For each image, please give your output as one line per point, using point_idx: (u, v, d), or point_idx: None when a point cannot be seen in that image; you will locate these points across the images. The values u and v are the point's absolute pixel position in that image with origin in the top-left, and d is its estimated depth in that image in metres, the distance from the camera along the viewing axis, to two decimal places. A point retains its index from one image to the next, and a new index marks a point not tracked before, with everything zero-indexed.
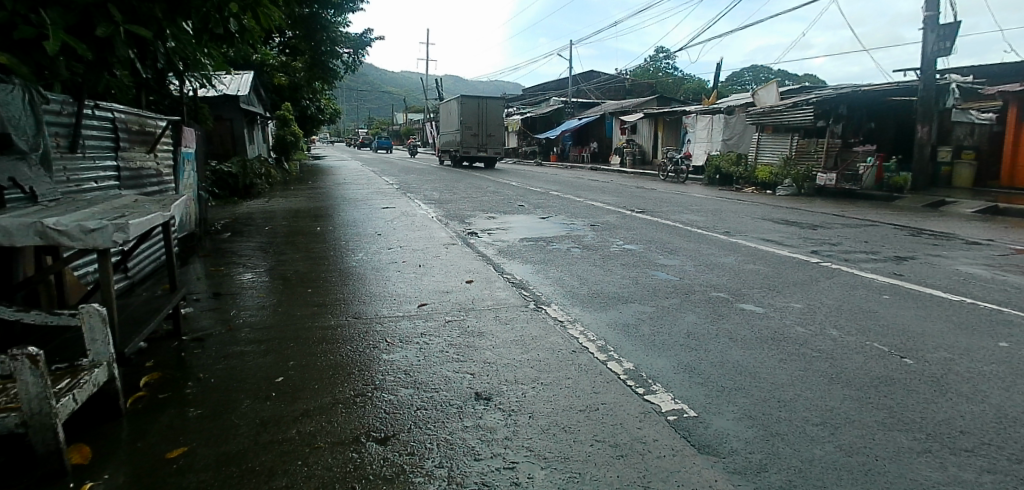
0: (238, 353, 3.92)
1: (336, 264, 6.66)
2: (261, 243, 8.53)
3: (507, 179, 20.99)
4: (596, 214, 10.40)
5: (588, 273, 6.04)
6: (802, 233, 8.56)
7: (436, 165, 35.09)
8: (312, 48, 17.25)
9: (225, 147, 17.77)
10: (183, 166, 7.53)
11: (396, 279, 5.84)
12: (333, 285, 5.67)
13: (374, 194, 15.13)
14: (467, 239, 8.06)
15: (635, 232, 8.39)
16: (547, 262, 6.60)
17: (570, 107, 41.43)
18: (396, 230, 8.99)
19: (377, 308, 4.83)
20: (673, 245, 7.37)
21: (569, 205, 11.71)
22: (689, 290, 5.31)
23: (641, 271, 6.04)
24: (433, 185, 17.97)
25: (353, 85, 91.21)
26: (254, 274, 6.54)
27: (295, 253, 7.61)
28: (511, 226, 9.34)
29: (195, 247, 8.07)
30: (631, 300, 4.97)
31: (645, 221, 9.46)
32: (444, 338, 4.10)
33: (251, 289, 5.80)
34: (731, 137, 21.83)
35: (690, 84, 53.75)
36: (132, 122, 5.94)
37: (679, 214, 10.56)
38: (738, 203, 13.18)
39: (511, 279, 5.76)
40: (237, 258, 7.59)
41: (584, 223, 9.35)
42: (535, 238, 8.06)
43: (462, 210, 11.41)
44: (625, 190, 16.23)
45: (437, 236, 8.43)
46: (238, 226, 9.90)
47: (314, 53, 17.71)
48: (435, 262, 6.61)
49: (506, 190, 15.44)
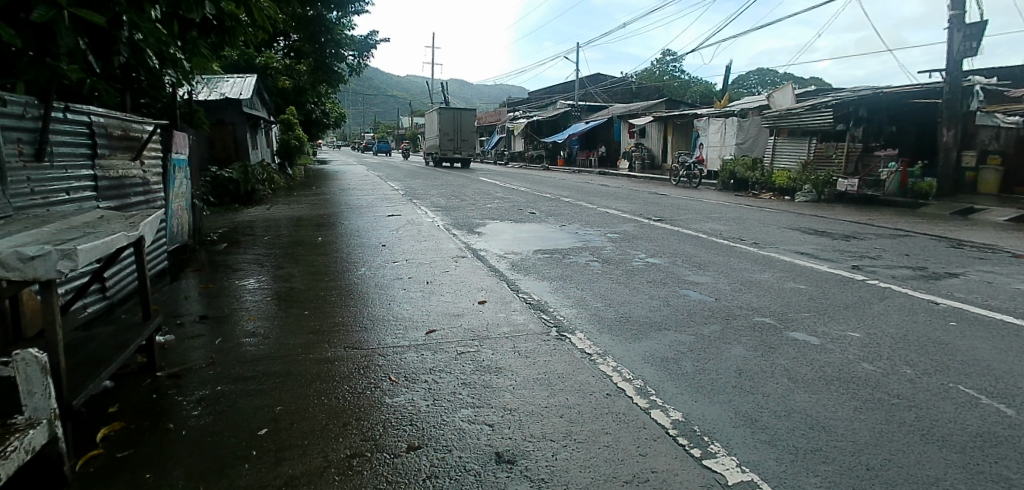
0: (218, 396, 3.37)
1: (336, 281, 6.11)
2: (258, 255, 8.01)
3: (514, 184, 20.43)
4: (612, 223, 9.83)
5: (614, 292, 5.46)
6: (836, 245, 7.98)
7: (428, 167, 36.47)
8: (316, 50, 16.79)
9: (226, 152, 17.30)
10: (174, 174, 7.01)
11: (401, 300, 5.27)
12: (332, 306, 5.12)
13: (379, 200, 14.63)
14: (476, 252, 7.53)
15: (657, 244, 7.82)
16: (566, 279, 6.02)
17: (577, 110, 40.93)
18: (401, 241, 8.45)
19: (379, 336, 4.27)
20: (702, 260, 6.78)
21: (580, 213, 11.21)
22: (730, 315, 4.71)
23: (672, 290, 5.47)
24: (439, 190, 17.48)
25: (358, 89, 91.10)
26: (247, 291, 6.01)
27: (294, 267, 7.08)
28: (523, 236, 8.79)
29: (187, 259, 7.55)
30: (665, 328, 4.39)
31: (665, 231, 8.90)
32: (456, 375, 3.54)
33: (243, 309, 5.26)
34: (745, 141, 21.23)
35: (698, 87, 53.08)
36: (115, 127, 5.43)
37: (700, 223, 10.00)
38: (757, 210, 12.60)
39: (528, 299, 5.21)
40: (232, 272, 7.07)
41: (600, 233, 8.80)
42: (549, 251, 7.50)
43: (470, 218, 10.87)
44: (637, 196, 15.71)
45: (445, 247, 7.89)
46: (236, 235, 9.39)
47: (317, 56, 17.19)
48: (443, 279, 6.04)
49: (514, 196, 14.92)
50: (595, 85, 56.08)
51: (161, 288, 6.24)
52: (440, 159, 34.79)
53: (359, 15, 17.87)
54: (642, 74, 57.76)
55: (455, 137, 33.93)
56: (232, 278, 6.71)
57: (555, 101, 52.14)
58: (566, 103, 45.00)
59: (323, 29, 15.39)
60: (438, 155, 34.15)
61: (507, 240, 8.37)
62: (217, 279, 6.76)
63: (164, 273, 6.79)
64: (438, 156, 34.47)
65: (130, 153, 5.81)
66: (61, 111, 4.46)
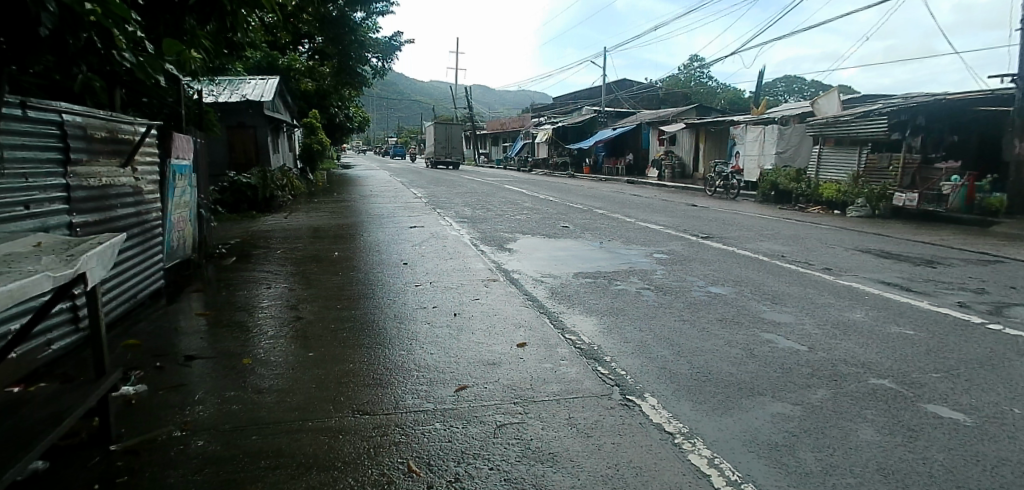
0: (181, 485, 2.50)
1: (351, 310, 5.27)
2: (267, 272, 7.19)
3: (542, 192, 19.50)
4: (656, 240, 8.91)
5: (680, 334, 4.51)
6: (921, 272, 6.93)
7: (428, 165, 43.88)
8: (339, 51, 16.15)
9: (245, 156, 16.65)
10: (174, 182, 6.26)
11: (425, 339, 4.38)
12: (344, 347, 4.25)
13: (400, 209, 13.88)
14: (508, 273, 6.68)
15: (713, 267, 6.90)
16: (619, 314, 5.09)
17: (603, 116, 40.10)
18: (425, 258, 7.61)
19: (398, 396, 3.38)
20: (773, 290, 5.81)
21: (617, 227, 10.30)
22: (837, 374, 3.74)
23: (751, 333, 4.51)
24: (464, 198, 16.71)
25: (382, 94, 91.83)
26: (250, 318, 5.20)
27: (305, 288, 6.26)
28: (560, 254, 7.88)
29: (188, 276, 6.76)
30: (759, 392, 3.46)
31: (717, 251, 7.96)
32: (497, 465, 2.63)
33: (239, 344, 4.43)
34: (786, 150, 19.95)
35: (728, 94, 51.79)
36: (97, 128, 4.65)
37: (754, 242, 9.00)
38: (804, 225, 11.63)
39: (576, 343, 4.28)
40: (237, 291, 6.28)
41: (645, 252, 7.89)
42: (591, 274, 6.60)
43: (500, 231, 10.02)
44: (673, 207, 14.81)
45: (473, 267, 7.03)
46: (247, 248, 8.65)
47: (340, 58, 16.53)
48: (475, 311, 5.15)
49: (543, 206, 14.07)
50: (621, 91, 55.15)
51: (154, 312, 5.44)
52: (437, 162, 44.20)
53: (383, 16, 17.20)
54: (669, 80, 56.63)
55: (448, 146, 44.11)
56: (236, 300, 5.91)
57: (580, 107, 51.44)
58: (592, 109, 44.16)
59: (349, 31, 14.65)
60: (433, 158, 43.32)
61: (540, 259, 7.50)
62: (220, 299, 5.97)
63: (160, 293, 6.01)
64: (434, 160, 43.73)
65: (118, 157, 5.02)
66: (18, 107, 3.63)
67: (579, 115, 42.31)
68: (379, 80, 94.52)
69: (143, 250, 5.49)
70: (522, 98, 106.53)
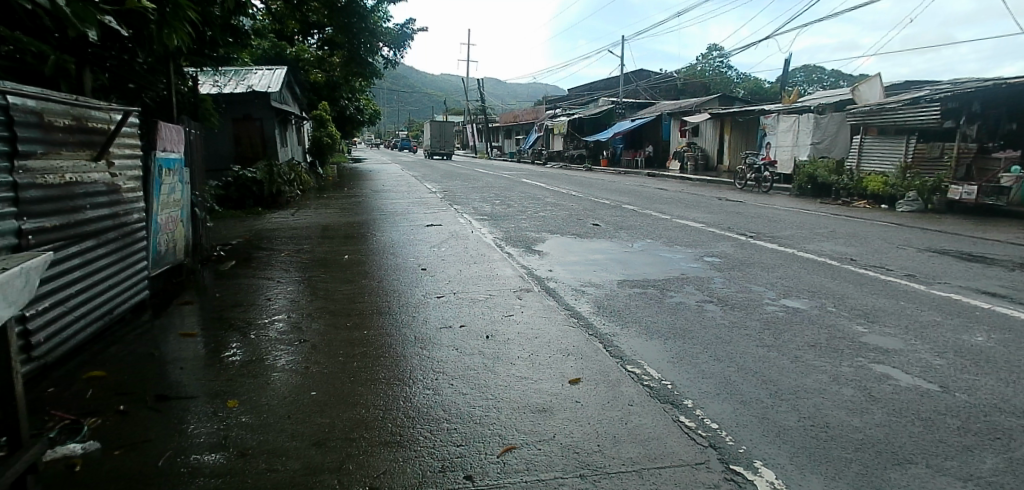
0: None
1: (365, 330, 4.44)
2: (269, 281, 6.37)
3: (563, 186, 18.61)
4: (702, 240, 8.05)
5: (770, 369, 3.60)
6: (1021, 280, 5.95)
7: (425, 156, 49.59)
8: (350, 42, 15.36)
9: (254, 149, 15.94)
10: (160, 178, 5.46)
11: (453, 372, 3.55)
12: (355, 383, 3.43)
13: (416, 206, 13.05)
14: (543, 281, 5.86)
15: (778, 273, 6.03)
16: (684, 337, 4.19)
17: (621, 107, 39.00)
18: (446, 263, 6.79)
19: (421, 464, 2.53)
20: (864, 305, 4.87)
21: (653, 225, 9.44)
22: (999, 430, 2.82)
23: (859, 366, 3.62)
24: (482, 194, 15.85)
25: (395, 88, 91.78)
26: (245, 339, 4.40)
27: (312, 299, 5.47)
28: (597, 259, 7.00)
29: (180, 286, 5.97)
30: (907, 459, 2.57)
31: (775, 254, 7.02)
32: None
33: (228, 376, 3.63)
34: (822, 140, 18.95)
35: (748, 84, 50.34)
36: (59, 117, 3.85)
37: (812, 242, 8.04)
38: (846, 221, 10.76)
39: (643, 379, 3.41)
40: (234, 304, 5.49)
41: (693, 256, 6.98)
42: (638, 284, 5.70)
43: (525, 230, 9.16)
44: (706, 202, 13.87)
45: (502, 274, 6.20)
46: (249, 251, 7.85)
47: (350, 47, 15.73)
48: (509, 332, 4.29)
49: (567, 202, 13.20)
50: (638, 82, 53.82)
51: (134, 331, 4.66)
52: (433, 153, 50.56)
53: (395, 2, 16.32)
54: (687, 70, 55.21)
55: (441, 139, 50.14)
56: (232, 314, 5.14)
57: (596, 99, 50.37)
58: (609, 100, 43.05)
59: (359, 18, 13.82)
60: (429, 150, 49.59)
61: (575, 264, 6.70)
62: (214, 314, 5.19)
63: (144, 306, 5.23)
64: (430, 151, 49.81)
65: (86, 150, 4.23)
66: None
67: (596, 107, 41.36)
68: (391, 73, 93.89)
69: (121, 259, 4.70)
70: (536, 90, 105.37)
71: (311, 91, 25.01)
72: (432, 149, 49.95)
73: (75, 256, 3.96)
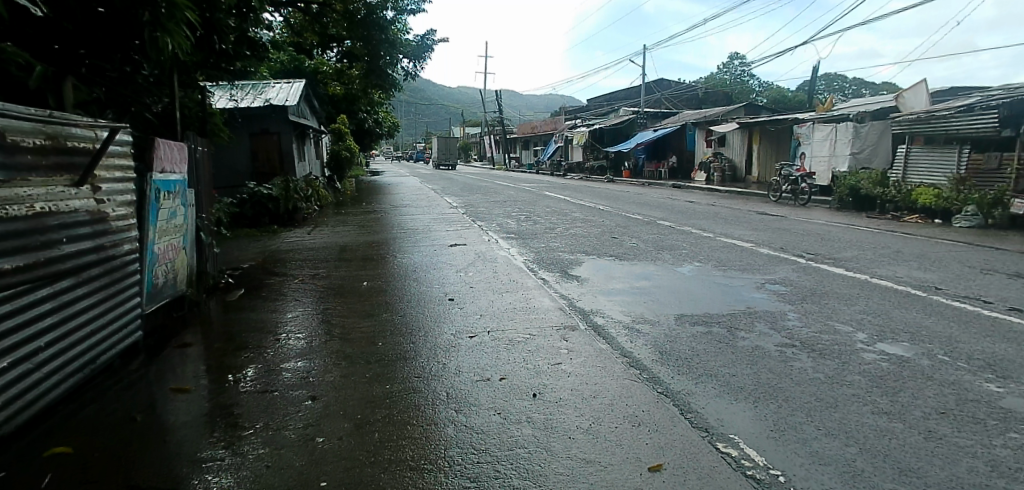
0: None
1: (388, 385, 3.72)
2: (282, 315, 5.71)
3: (588, 200, 17.92)
4: (757, 263, 7.27)
5: (902, 450, 2.83)
6: None
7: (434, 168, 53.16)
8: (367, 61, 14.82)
9: (271, 164, 15.50)
10: (157, 202, 4.84)
11: (500, 452, 2.82)
12: (376, 468, 2.71)
13: (438, 222, 12.40)
14: (588, 316, 5.12)
15: (857, 306, 5.25)
16: (777, 398, 3.41)
17: (643, 117, 38.15)
18: (477, 292, 6.10)
19: None
20: (984, 353, 4.04)
21: (694, 244, 8.70)
22: None
23: (1018, 446, 2.84)
24: (505, 208, 15.19)
25: (412, 100, 92.16)
26: (246, 395, 3.72)
27: (328, 339, 4.79)
28: (644, 287, 6.23)
29: (183, 323, 5.36)
30: None
31: (846, 282, 6.19)
32: None
33: (221, 452, 2.94)
34: (863, 150, 17.98)
35: (771, 93, 49.32)
36: (28, 137, 3.26)
37: (879, 265, 7.22)
38: (901, 237, 9.94)
39: (745, 467, 2.66)
40: (239, 345, 4.83)
41: (754, 284, 6.18)
42: (701, 321, 4.92)
43: (558, 251, 8.44)
44: (745, 217, 13.01)
45: (540, 305, 5.50)
46: (262, 277, 7.23)
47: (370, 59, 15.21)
48: (561, 389, 3.55)
49: (597, 218, 12.45)
50: (658, 91, 53.01)
51: (123, 382, 4.03)
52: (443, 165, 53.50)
53: (415, 13, 15.79)
54: (709, 79, 54.27)
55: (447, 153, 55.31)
56: (236, 359, 4.48)
57: (615, 109, 49.75)
58: (629, 111, 42.37)
59: (379, 29, 13.25)
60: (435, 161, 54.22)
61: (619, 293, 5.98)
62: (217, 358, 4.53)
63: (139, 350, 4.61)
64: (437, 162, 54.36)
65: (66, 175, 3.65)
66: None
67: (616, 118, 40.70)
68: (409, 85, 94.10)
69: (107, 299, 4.06)
70: (553, 100, 104.94)
71: (329, 104, 24.67)
72: (439, 159, 54.61)
73: (45, 300, 3.32)
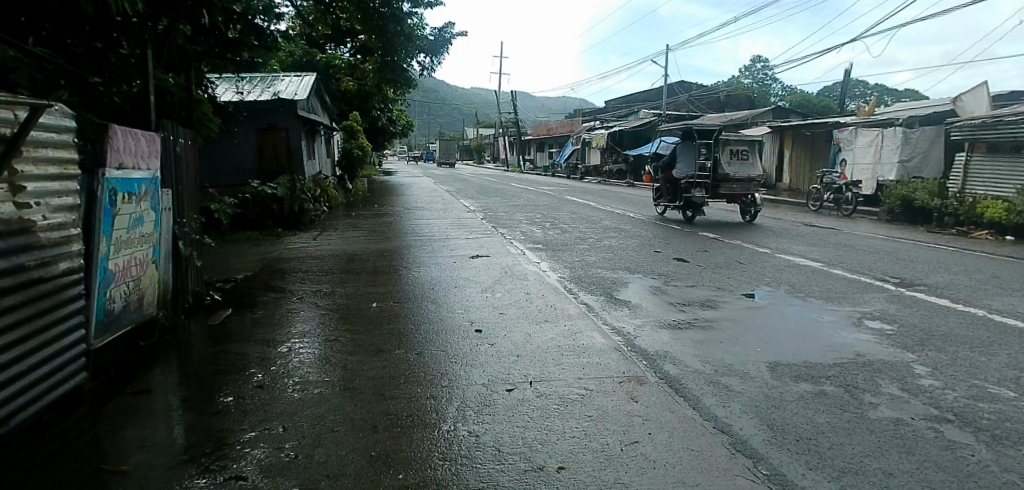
0: None
1: (400, 475, 2.63)
2: (269, 345, 4.65)
3: (614, 206, 16.77)
4: (837, 289, 6.12)
5: None
6: None
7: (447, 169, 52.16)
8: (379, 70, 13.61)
9: (278, 161, 14.57)
10: (112, 205, 3.81)
11: None
12: None
13: (455, 228, 11.41)
14: (655, 363, 4.01)
15: (998, 357, 4.09)
16: None
17: (664, 120, 36.91)
18: (508, 321, 5.02)
19: None
20: None
21: (751, 262, 7.58)
22: None
23: None
24: (526, 214, 14.13)
25: (426, 99, 91.30)
26: (204, 481, 2.64)
27: (327, 386, 3.73)
28: (712, 319, 5.12)
29: (148, 358, 4.33)
30: None
31: (964, 319, 5.00)
32: None
33: None
34: (912, 158, 16.69)
35: (794, 98, 47.85)
36: None
37: (984, 294, 6.05)
38: (980, 257, 8.72)
39: None
40: (213, 391, 3.77)
41: (851, 320, 5.02)
42: (807, 377, 3.79)
43: (595, 267, 7.34)
44: (793, 229, 11.80)
45: (589, 343, 4.41)
46: (254, 294, 6.21)
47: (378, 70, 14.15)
48: None
49: (631, 227, 11.31)
50: (678, 94, 51.63)
51: (46, 454, 2.97)
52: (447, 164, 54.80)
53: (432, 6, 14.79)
54: (730, 83, 52.79)
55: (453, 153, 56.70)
56: (207, 413, 3.42)
57: (634, 111, 48.44)
58: (650, 113, 41.10)
59: (395, 20, 12.10)
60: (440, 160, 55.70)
61: (682, 327, 4.88)
62: (181, 412, 3.48)
63: (83, 400, 3.57)
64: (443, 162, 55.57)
65: None
66: None
67: (637, 121, 39.46)
68: (423, 85, 93.39)
69: (27, 339, 3.01)
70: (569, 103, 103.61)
71: (341, 101, 23.78)
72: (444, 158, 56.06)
73: None
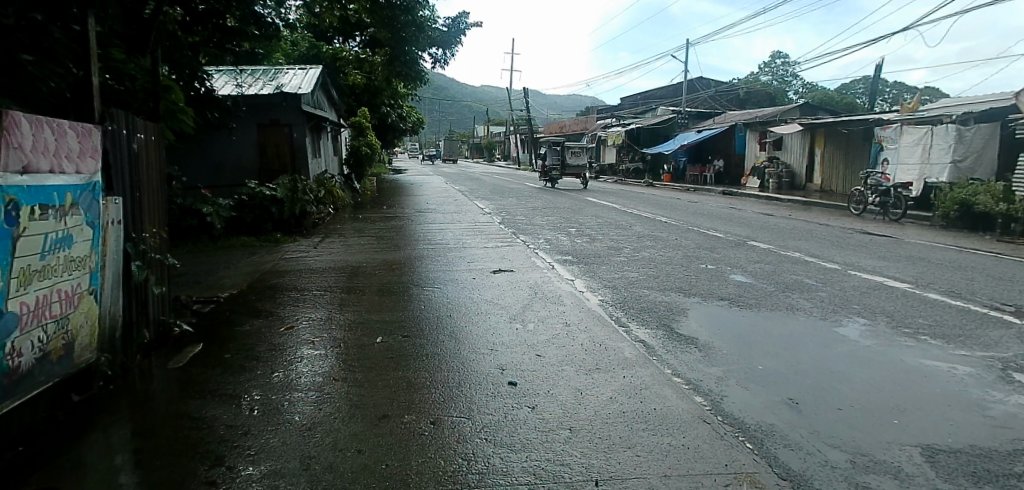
0: None
1: None
2: (240, 397, 3.57)
3: (639, 209, 15.64)
4: (950, 325, 4.92)
5: None
6: None
7: (458, 168, 51.10)
8: (389, 62, 12.48)
9: (281, 161, 13.58)
10: (7, 217, 2.71)
11: None
12: None
13: (471, 235, 10.33)
14: (761, 449, 2.87)
15: None
16: None
17: (683, 117, 35.61)
18: (546, 368, 3.94)
19: None
20: None
21: (822, 282, 6.42)
22: None
23: None
24: (546, 217, 13.04)
25: (438, 97, 90.43)
26: None
27: (308, 481, 2.60)
28: (810, 368, 3.99)
29: (83, 419, 3.27)
30: None
31: None
32: None
33: None
34: (966, 158, 15.33)
35: (817, 95, 46.21)
36: None
37: None
38: None
39: None
40: (146, 481, 2.63)
41: (998, 373, 3.84)
42: (991, 479, 2.62)
43: (640, 288, 6.23)
44: (847, 238, 10.56)
45: (658, 409, 3.28)
46: (234, 320, 5.16)
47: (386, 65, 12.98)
48: None
49: (666, 234, 10.20)
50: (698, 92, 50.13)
51: None
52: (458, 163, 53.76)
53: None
54: (750, 81, 51.27)
55: None
56: None
57: (650, 109, 47.14)
58: (668, 111, 39.84)
59: (405, 10, 10.92)
60: None
61: (771, 380, 3.77)
62: None
63: None
64: None
65: None
66: None
67: (655, 118, 38.16)
68: (434, 83, 92.57)
69: None
70: (582, 101, 102.14)
71: (350, 96, 22.88)
72: None
73: None
